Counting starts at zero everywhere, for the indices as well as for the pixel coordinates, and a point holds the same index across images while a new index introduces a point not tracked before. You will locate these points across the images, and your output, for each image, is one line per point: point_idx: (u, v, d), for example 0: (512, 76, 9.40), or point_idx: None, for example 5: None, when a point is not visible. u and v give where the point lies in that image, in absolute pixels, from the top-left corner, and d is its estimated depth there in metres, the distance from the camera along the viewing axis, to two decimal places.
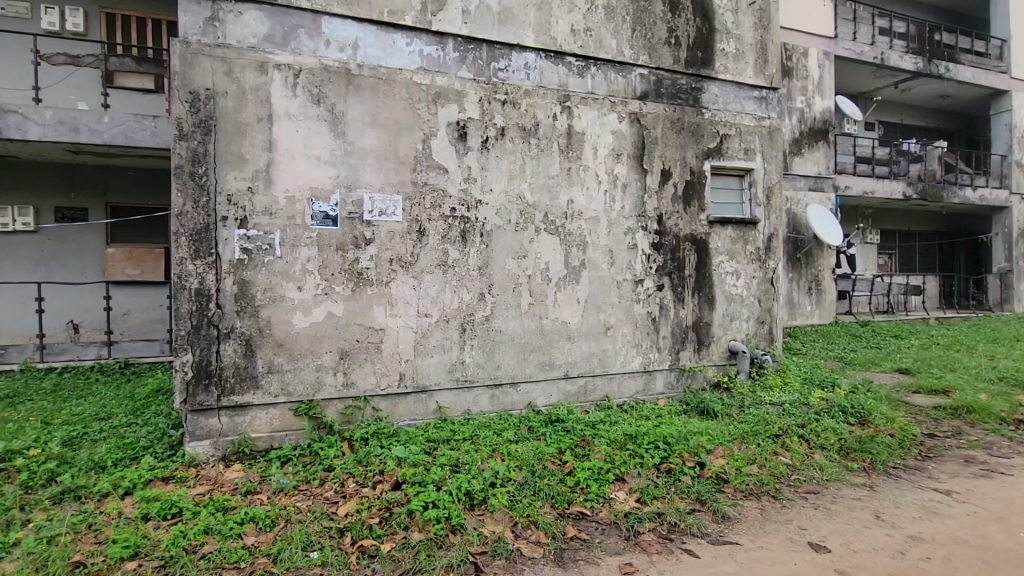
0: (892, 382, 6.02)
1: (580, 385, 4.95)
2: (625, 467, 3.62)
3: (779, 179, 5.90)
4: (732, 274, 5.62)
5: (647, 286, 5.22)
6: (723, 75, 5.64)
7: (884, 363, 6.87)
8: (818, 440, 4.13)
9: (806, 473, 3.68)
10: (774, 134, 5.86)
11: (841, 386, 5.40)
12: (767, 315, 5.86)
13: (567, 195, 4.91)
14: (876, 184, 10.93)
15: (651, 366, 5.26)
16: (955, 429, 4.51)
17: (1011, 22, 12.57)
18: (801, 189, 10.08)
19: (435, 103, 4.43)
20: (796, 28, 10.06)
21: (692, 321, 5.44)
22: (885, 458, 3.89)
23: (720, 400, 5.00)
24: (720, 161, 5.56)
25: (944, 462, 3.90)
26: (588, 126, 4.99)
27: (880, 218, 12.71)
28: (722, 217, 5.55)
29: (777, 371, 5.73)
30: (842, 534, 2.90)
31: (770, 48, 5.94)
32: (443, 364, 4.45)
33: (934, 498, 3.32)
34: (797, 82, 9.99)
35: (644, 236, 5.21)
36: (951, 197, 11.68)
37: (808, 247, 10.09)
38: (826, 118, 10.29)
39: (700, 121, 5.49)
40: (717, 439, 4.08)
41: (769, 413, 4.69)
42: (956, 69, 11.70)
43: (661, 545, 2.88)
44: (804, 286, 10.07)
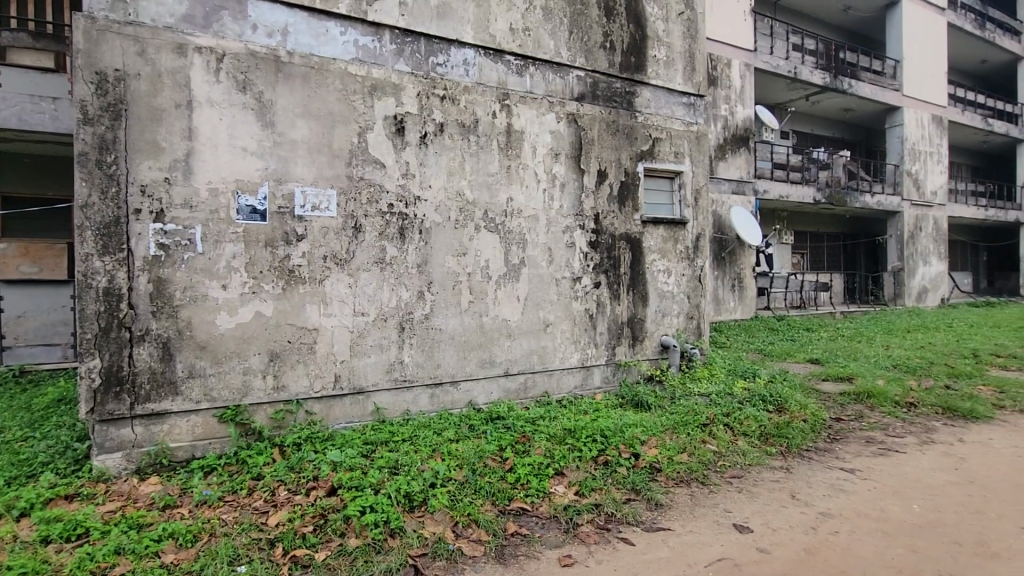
0: (804, 371, 6.54)
1: (520, 382, 4.99)
2: (564, 461, 3.69)
3: (705, 182, 6.23)
4: (663, 272, 5.88)
5: (584, 283, 5.34)
6: (654, 80, 5.87)
7: (798, 354, 7.44)
8: (741, 427, 4.41)
9: (731, 458, 3.91)
10: (701, 139, 6.19)
11: (760, 376, 5.80)
12: (695, 311, 6.18)
13: (507, 194, 4.92)
14: (790, 188, 11.81)
15: (589, 362, 5.39)
16: (857, 413, 4.97)
17: (903, 44, 13.95)
18: (725, 192, 10.71)
19: (372, 95, 4.30)
20: (721, 39, 10.64)
21: (627, 317, 5.63)
22: (799, 442, 4.22)
23: (653, 392, 5.21)
24: (653, 164, 5.80)
25: (849, 443, 4.29)
26: (527, 125, 5.03)
27: (794, 221, 13.76)
28: (654, 217, 5.78)
29: (704, 364, 6.06)
30: (762, 514, 3.11)
31: (697, 57, 6.25)
32: (381, 364, 4.33)
33: (840, 476, 3.64)
34: (721, 91, 10.59)
35: (581, 234, 5.32)
36: (853, 202, 12.81)
37: (732, 247, 10.73)
38: (747, 126, 10.98)
39: (634, 124, 5.69)
40: (650, 431, 4.25)
41: (698, 403, 4.95)
42: (857, 85, 12.85)
43: (599, 535, 2.96)
44: (728, 283, 10.70)
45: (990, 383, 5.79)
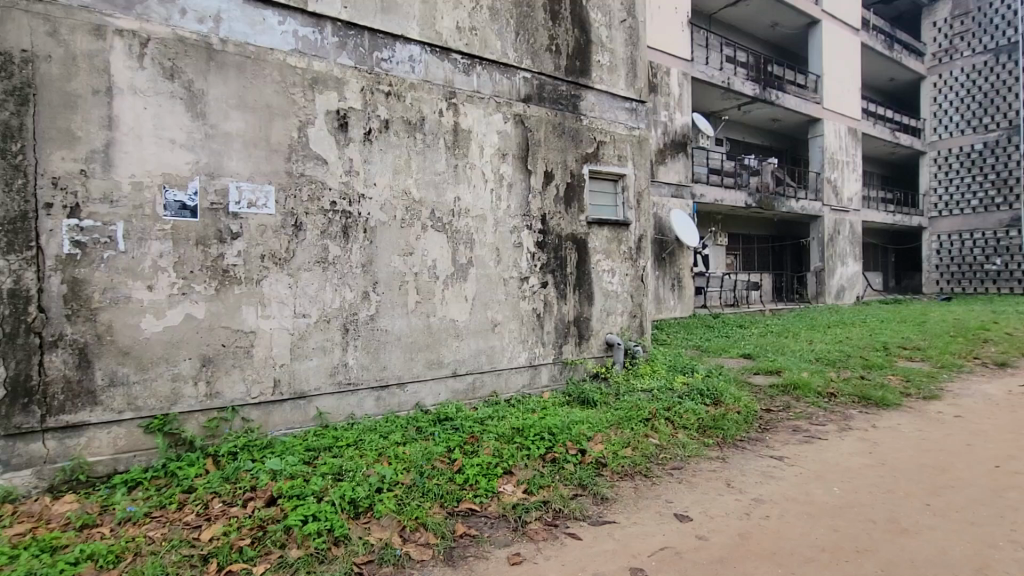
0: (738, 365, 6.92)
1: (468, 382, 4.97)
2: (513, 460, 3.71)
3: (647, 185, 6.45)
4: (608, 272, 6.04)
5: (532, 283, 5.39)
6: (598, 85, 6.01)
7: (732, 349, 7.86)
8: (681, 420, 4.61)
9: (672, 451, 4.07)
10: (643, 144, 6.40)
11: (698, 371, 6.08)
12: (638, 310, 6.39)
13: (454, 193, 4.89)
14: (725, 193, 12.44)
15: (537, 361, 5.45)
16: (785, 403, 5.31)
17: (824, 60, 14.99)
18: (665, 196, 11.13)
19: (312, 89, 4.15)
20: (661, 48, 11.05)
21: (574, 316, 5.74)
22: (734, 433, 4.46)
23: (599, 389, 5.35)
24: (597, 166, 5.94)
25: (778, 432, 4.57)
26: (474, 124, 5.02)
27: (728, 224, 14.51)
28: (599, 218, 5.92)
29: (647, 361, 6.28)
30: (701, 502, 3.26)
31: (639, 64, 6.46)
32: (324, 367, 4.19)
33: (771, 463, 3.88)
34: (661, 98, 10.99)
35: (529, 234, 5.37)
36: (781, 207, 13.66)
37: (671, 248, 11.18)
38: (685, 132, 11.46)
39: (579, 127, 5.80)
40: (596, 427, 4.35)
41: (640, 399, 5.12)
42: (783, 97, 13.70)
43: (547, 532, 3.00)
44: (668, 283, 11.13)
45: (899, 373, 6.35)
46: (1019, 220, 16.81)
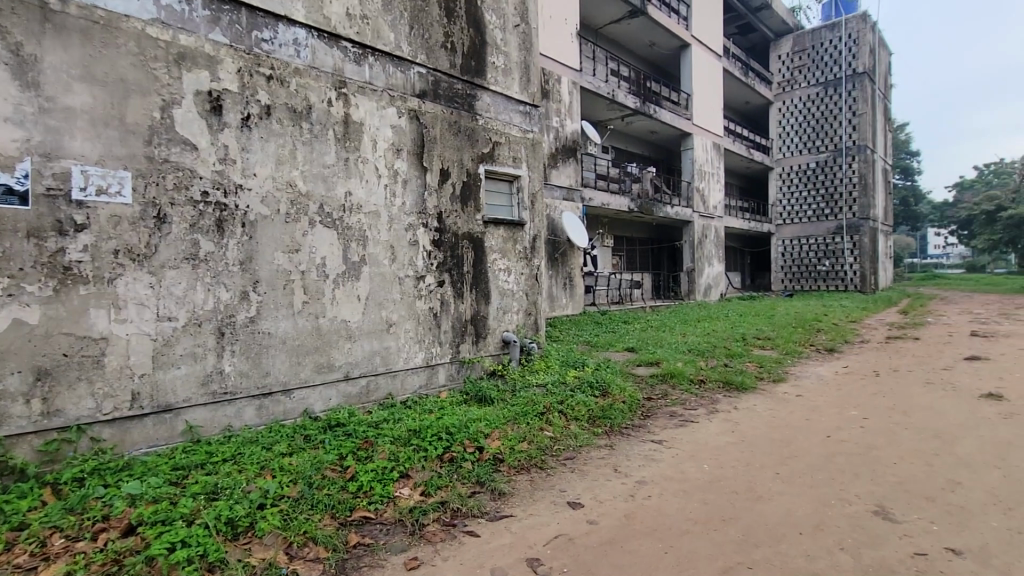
0: (623, 358, 7.43)
1: (361, 386, 4.77)
2: (409, 463, 3.63)
3: (540, 187, 6.67)
4: (504, 270, 6.15)
5: (428, 282, 5.31)
6: (493, 87, 6.09)
7: (618, 344, 8.42)
8: (572, 412, 4.84)
9: (565, 442, 4.25)
10: (536, 147, 6.62)
11: (587, 364, 6.43)
12: (533, 307, 6.59)
13: (344, 187, 4.66)
14: (610, 198, 13.25)
15: (434, 361, 5.38)
16: (663, 391, 5.81)
17: (694, 80, 16.58)
18: (557, 198, 11.58)
19: (178, 66, 3.71)
20: (552, 56, 11.46)
21: (471, 315, 5.76)
22: (620, 421, 4.77)
23: (495, 387, 5.42)
24: (493, 166, 6.02)
25: (657, 418, 4.99)
26: (366, 117, 4.82)
27: (613, 226, 15.49)
28: (494, 218, 6.00)
29: (541, 356, 6.48)
30: (591, 489, 3.44)
31: (532, 69, 6.65)
32: (194, 375, 3.76)
33: (652, 447, 4.21)
34: (553, 104, 11.42)
35: (424, 232, 5.29)
36: (659, 212, 14.89)
37: (563, 248, 11.66)
38: (574, 139, 12.03)
39: (474, 127, 5.83)
40: (493, 424, 4.40)
41: (535, 394, 5.28)
42: (660, 112, 14.92)
43: (444, 532, 2.97)
44: (560, 282, 11.61)
45: (754, 360, 7.25)
46: (842, 229, 20.31)
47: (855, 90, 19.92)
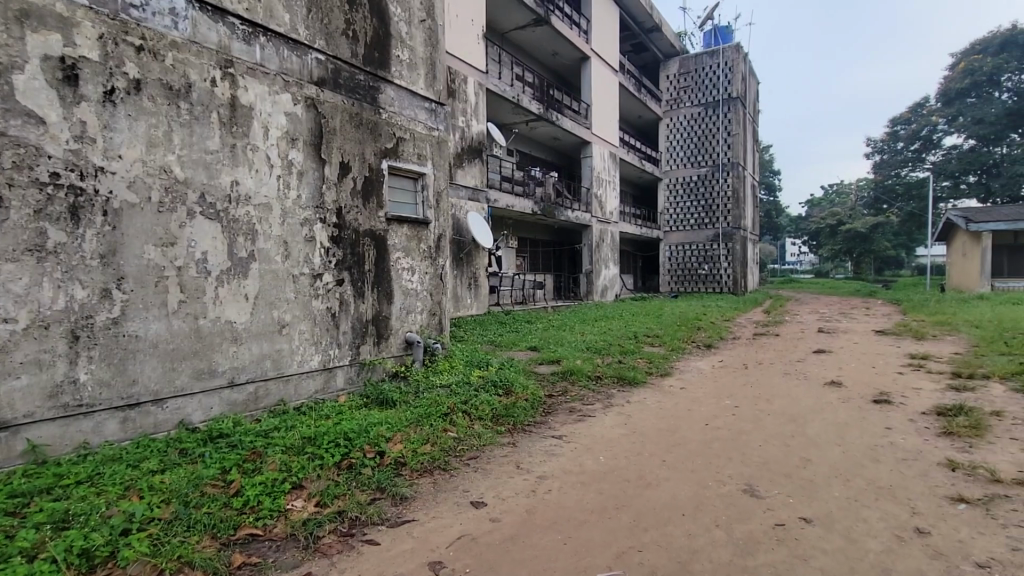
0: (525, 357, 7.61)
1: (248, 392, 4.39)
2: (303, 473, 3.41)
3: (445, 185, 6.61)
4: (408, 270, 6.01)
5: (325, 280, 5.03)
6: (397, 80, 5.92)
7: (521, 343, 8.60)
8: (476, 412, 4.86)
9: (468, 442, 4.25)
10: (441, 145, 6.55)
11: (491, 364, 6.48)
12: (437, 308, 6.51)
13: (230, 176, 4.27)
14: (514, 200, 13.49)
15: (331, 363, 5.11)
16: (563, 388, 6.04)
17: (593, 92, 17.41)
18: (463, 198, 11.55)
19: (21, 25, 3.18)
20: (458, 56, 11.43)
21: (372, 315, 5.55)
22: (522, 418, 4.87)
23: (398, 389, 5.28)
24: (396, 162, 5.85)
25: (557, 414, 5.17)
26: (256, 101, 4.46)
27: (517, 228, 15.79)
28: (398, 215, 5.85)
29: (445, 357, 6.43)
30: (494, 487, 3.47)
31: (437, 66, 6.58)
32: (38, 387, 3.23)
33: (552, 442, 4.35)
34: (459, 104, 11.39)
35: (322, 228, 5.01)
36: (560, 216, 15.44)
37: (468, 248, 11.66)
38: (480, 140, 12.08)
39: (377, 120, 5.64)
40: (395, 427, 4.28)
41: (439, 395, 5.23)
42: (561, 119, 15.48)
43: (342, 543, 2.83)
44: (465, 282, 11.60)
45: (644, 356, 7.79)
46: (719, 236, 22.44)
47: (730, 112, 22.14)
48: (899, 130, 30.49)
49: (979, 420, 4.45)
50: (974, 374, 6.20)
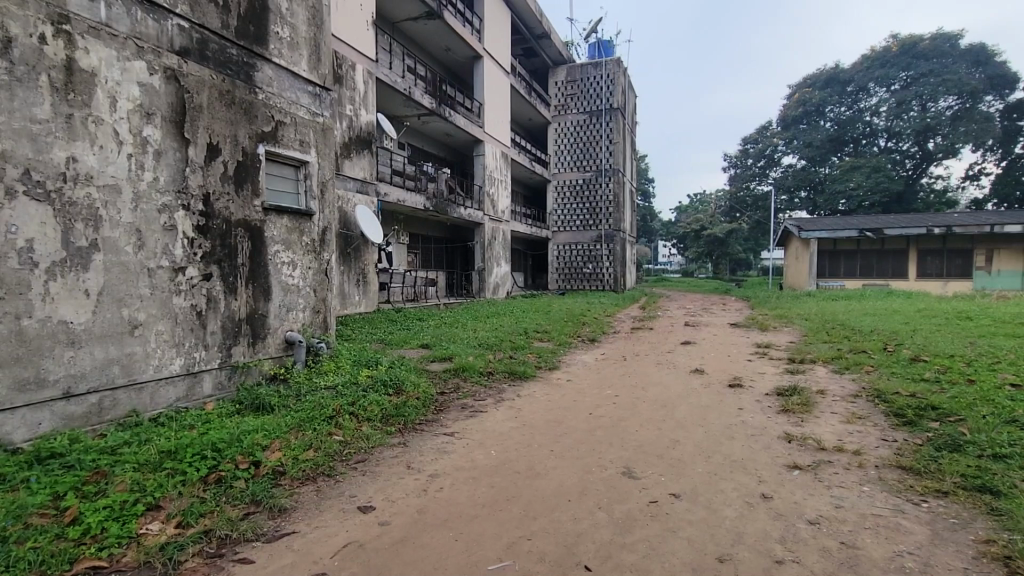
0: (417, 355, 7.47)
1: (89, 404, 3.78)
2: (161, 491, 3.03)
3: (330, 176, 6.26)
4: (288, 264, 5.59)
5: (189, 275, 4.50)
6: (276, 59, 5.48)
7: (412, 340, 8.43)
8: (365, 413, 4.66)
9: (356, 445, 4.07)
10: (326, 133, 6.18)
11: (381, 362, 6.25)
12: (321, 305, 6.16)
13: (66, 152, 3.65)
14: (406, 195, 13.16)
15: (197, 367, 4.59)
16: (455, 385, 6.02)
17: (485, 91, 17.52)
18: (350, 190, 11.02)
19: None
20: (346, 41, 10.87)
21: (246, 313, 5.08)
22: (413, 417, 4.77)
23: (276, 392, 4.88)
24: (275, 148, 5.42)
25: (449, 411, 5.14)
26: (101, 67, 3.86)
27: (408, 224, 15.44)
28: (277, 205, 5.43)
29: (331, 356, 6.08)
30: (383, 490, 3.35)
31: (323, 48, 6.19)
32: None
33: (444, 440, 4.32)
34: (346, 91, 10.84)
35: (185, 216, 4.47)
36: (453, 213, 15.35)
37: (356, 243, 11.16)
38: (369, 130, 11.59)
39: (252, 101, 5.16)
40: (272, 434, 3.96)
41: (323, 397, 4.92)
42: (454, 116, 15.38)
43: (209, 566, 2.54)
44: (353, 278, 11.08)
45: (534, 351, 8.05)
46: (602, 238, 23.88)
47: (611, 122, 23.67)
48: (750, 148, 34.83)
49: (809, 398, 5.23)
50: (805, 360, 7.26)
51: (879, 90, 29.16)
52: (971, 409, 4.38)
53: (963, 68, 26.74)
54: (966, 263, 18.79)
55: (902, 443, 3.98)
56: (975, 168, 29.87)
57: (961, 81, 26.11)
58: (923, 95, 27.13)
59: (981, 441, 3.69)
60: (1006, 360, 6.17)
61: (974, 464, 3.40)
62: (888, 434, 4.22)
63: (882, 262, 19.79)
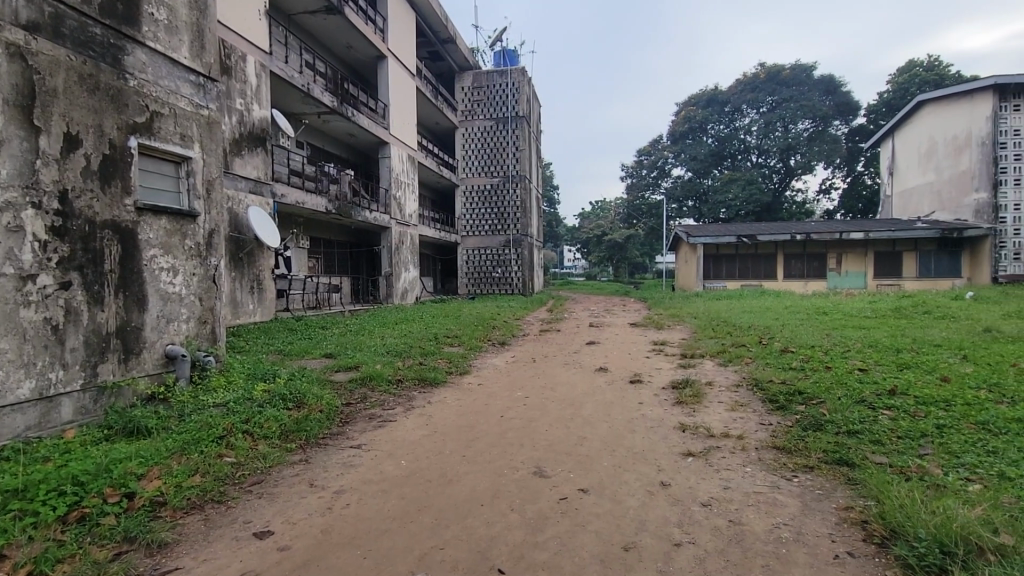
0: (319, 365, 7.07)
1: None
2: (4, 539, 2.58)
3: (217, 174, 5.76)
4: (167, 270, 5.04)
5: (42, 284, 3.90)
6: (151, 43, 4.93)
7: (314, 350, 7.97)
8: (261, 430, 4.32)
9: (251, 466, 3.75)
10: (211, 127, 5.67)
11: (279, 375, 5.82)
12: (208, 315, 5.62)
13: None
14: (306, 196, 12.44)
15: (52, 390, 3.96)
16: (363, 395, 5.78)
17: (391, 92, 17.07)
18: (241, 190, 10.19)
19: None
20: (234, 29, 10.05)
21: (115, 326, 4.49)
22: (316, 432, 4.49)
23: (155, 414, 4.37)
24: (151, 141, 4.87)
25: (356, 423, 4.92)
26: None
27: (309, 227, 14.61)
28: (154, 205, 4.89)
29: (220, 371, 5.57)
30: (283, 512, 3.12)
31: (207, 36, 5.68)
32: None
33: (351, 453, 4.12)
34: (235, 83, 10.03)
35: (35, 216, 3.86)
36: (357, 216, 14.74)
37: (249, 247, 10.36)
38: (263, 127, 10.80)
39: (122, 87, 4.60)
40: (149, 461, 3.54)
41: (212, 416, 4.48)
42: (357, 115, 14.80)
43: None
44: (245, 285, 10.25)
45: (444, 356, 7.96)
46: (510, 242, 24.24)
47: (516, 129, 24.18)
48: (644, 159, 37.26)
49: (699, 390, 5.68)
50: (696, 355, 7.88)
51: (750, 111, 32.64)
52: (829, 392, 5.01)
53: (817, 96, 30.74)
54: (822, 265, 21.48)
55: (776, 426, 4.45)
56: (827, 183, 34.43)
57: (815, 107, 29.98)
58: (786, 118, 30.78)
59: (837, 420, 4.23)
60: (854, 348, 7.14)
61: (833, 440, 3.89)
62: (765, 418, 4.71)
63: (756, 265, 22.13)
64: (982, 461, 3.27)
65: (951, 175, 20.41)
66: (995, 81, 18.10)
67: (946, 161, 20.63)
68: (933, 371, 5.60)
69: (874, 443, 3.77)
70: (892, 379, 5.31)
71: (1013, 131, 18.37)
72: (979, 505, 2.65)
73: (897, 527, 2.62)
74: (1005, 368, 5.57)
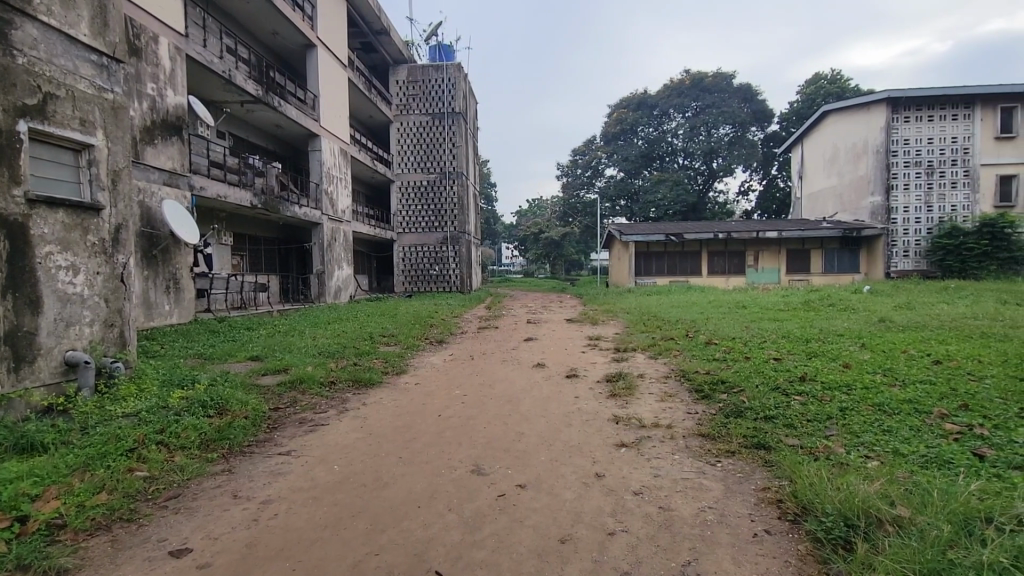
0: (245, 369, 6.70)
1: None
2: None
3: (124, 163, 5.28)
4: (65, 269, 4.57)
5: None
6: (45, 17, 4.43)
7: (240, 352, 7.55)
8: (178, 441, 4.02)
9: (167, 479, 3.49)
10: (117, 113, 5.19)
11: (199, 381, 5.43)
12: (115, 317, 5.16)
13: None
14: (227, 190, 11.69)
15: None
16: (291, 399, 5.52)
17: (320, 82, 16.35)
18: (154, 181, 9.43)
19: None
20: (144, 8, 9.25)
21: (3, 332, 4.01)
22: (240, 440, 4.24)
23: (53, 427, 3.95)
24: (43, 126, 4.39)
25: (285, 428, 4.69)
26: None
27: (231, 222, 13.74)
28: (48, 196, 4.40)
29: (131, 378, 5.14)
30: (203, 526, 2.93)
31: (111, 12, 5.17)
32: None
33: (279, 460, 3.93)
34: (145, 66, 9.25)
35: None
36: (286, 211, 14.02)
37: (164, 243, 9.60)
38: (179, 113, 10.02)
39: (8, 66, 4.12)
40: (45, 480, 3.19)
41: (121, 427, 4.11)
42: (284, 105, 14.07)
43: None
44: (160, 285, 9.51)
45: (380, 356, 7.75)
46: (449, 239, 24.00)
47: (453, 125, 23.95)
48: (578, 159, 38.26)
49: (632, 382, 5.92)
50: (629, 348, 8.19)
51: (676, 115, 34.31)
52: (748, 381, 5.37)
53: (736, 103, 32.79)
54: (741, 262, 22.96)
55: (701, 414, 4.72)
56: (746, 185, 36.84)
57: (734, 113, 31.94)
58: (709, 123, 32.63)
59: (756, 406, 4.54)
60: (770, 339, 7.67)
61: (752, 425, 4.18)
62: (691, 407, 4.97)
63: (684, 261, 23.29)
64: (878, 439, 3.63)
65: (852, 179, 22.41)
66: (888, 94, 20.01)
67: (848, 167, 22.61)
68: (836, 359, 6.14)
69: (788, 427, 4.07)
70: (802, 367, 5.77)
71: (903, 140, 20.38)
72: (877, 480, 2.94)
73: (808, 504, 2.85)
74: (897, 355, 6.19)
